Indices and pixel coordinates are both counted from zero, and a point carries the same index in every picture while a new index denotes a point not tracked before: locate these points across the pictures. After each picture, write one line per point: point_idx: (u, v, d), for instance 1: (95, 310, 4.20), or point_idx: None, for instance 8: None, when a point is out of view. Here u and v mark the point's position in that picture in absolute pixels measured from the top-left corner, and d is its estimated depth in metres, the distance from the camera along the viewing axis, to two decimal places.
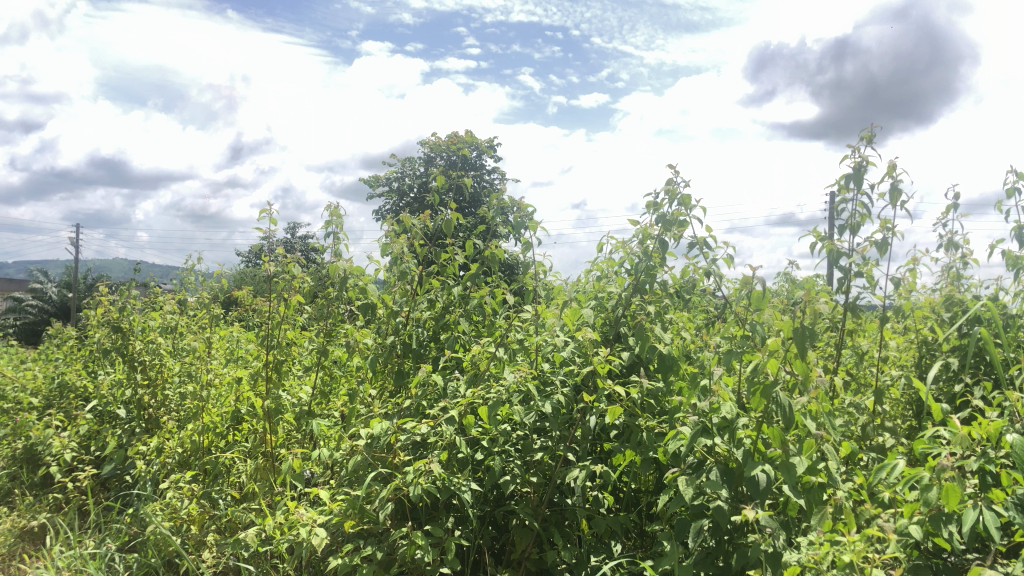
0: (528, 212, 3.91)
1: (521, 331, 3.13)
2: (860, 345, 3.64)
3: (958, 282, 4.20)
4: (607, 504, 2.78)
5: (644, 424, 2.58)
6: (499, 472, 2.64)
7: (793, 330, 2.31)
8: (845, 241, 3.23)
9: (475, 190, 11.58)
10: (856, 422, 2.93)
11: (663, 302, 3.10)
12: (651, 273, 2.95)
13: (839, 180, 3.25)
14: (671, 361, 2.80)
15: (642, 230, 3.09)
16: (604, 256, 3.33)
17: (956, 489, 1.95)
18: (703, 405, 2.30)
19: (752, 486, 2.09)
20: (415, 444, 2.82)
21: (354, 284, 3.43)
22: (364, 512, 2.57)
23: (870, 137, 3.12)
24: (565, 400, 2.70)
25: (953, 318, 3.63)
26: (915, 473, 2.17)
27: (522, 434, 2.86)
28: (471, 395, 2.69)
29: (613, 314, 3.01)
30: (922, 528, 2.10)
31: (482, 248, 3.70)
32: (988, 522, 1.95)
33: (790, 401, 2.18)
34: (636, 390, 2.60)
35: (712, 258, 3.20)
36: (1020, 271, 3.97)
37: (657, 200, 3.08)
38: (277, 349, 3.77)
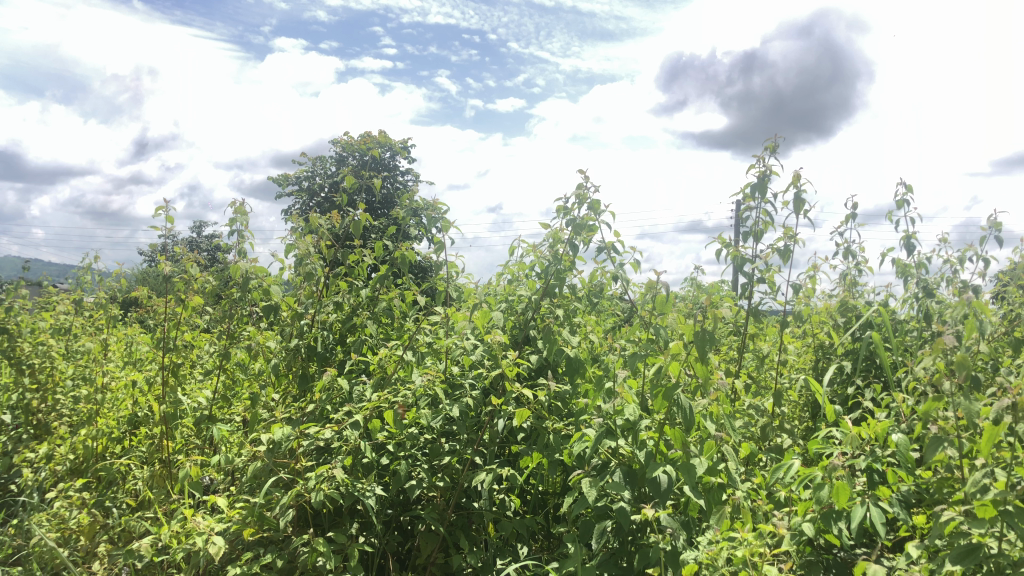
0: (441, 213, 3.89)
1: (430, 334, 3.10)
2: (760, 349, 3.76)
3: (853, 288, 4.39)
4: (513, 507, 2.79)
5: (551, 427, 2.60)
6: (405, 477, 2.62)
7: (694, 334, 2.37)
8: (748, 248, 3.32)
9: (388, 192, 11.46)
10: (756, 424, 3.02)
11: (572, 306, 3.13)
12: (561, 277, 2.97)
13: (743, 188, 3.34)
14: (577, 364, 2.82)
15: (552, 234, 3.11)
16: (514, 259, 3.34)
17: (845, 486, 2.03)
18: (608, 407, 2.33)
19: (654, 487, 2.13)
20: (319, 449, 2.77)
21: (257, 284, 3.34)
22: (264, 520, 2.50)
23: (773, 147, 3.22)
24: (473, 404, 2.70)
25: (847, 323, 3.79)
26: (809, 472, 2.25)
27: (430, 438, 2.84)
28: (377, 399, 2.65)
29: (522, 317, 3.02)
30: (814, 525, 2.18)
31: (392, 250, 3.66)
32: (874, 518, 2.04)
33: (690, 403, 2.23)
34: (543, 393, 2.62)
35: (620, 263, 3.26)
36: (909, 278, 4.18)
37: (566, 205, 3.11)
38: (176, 351, 3.64)
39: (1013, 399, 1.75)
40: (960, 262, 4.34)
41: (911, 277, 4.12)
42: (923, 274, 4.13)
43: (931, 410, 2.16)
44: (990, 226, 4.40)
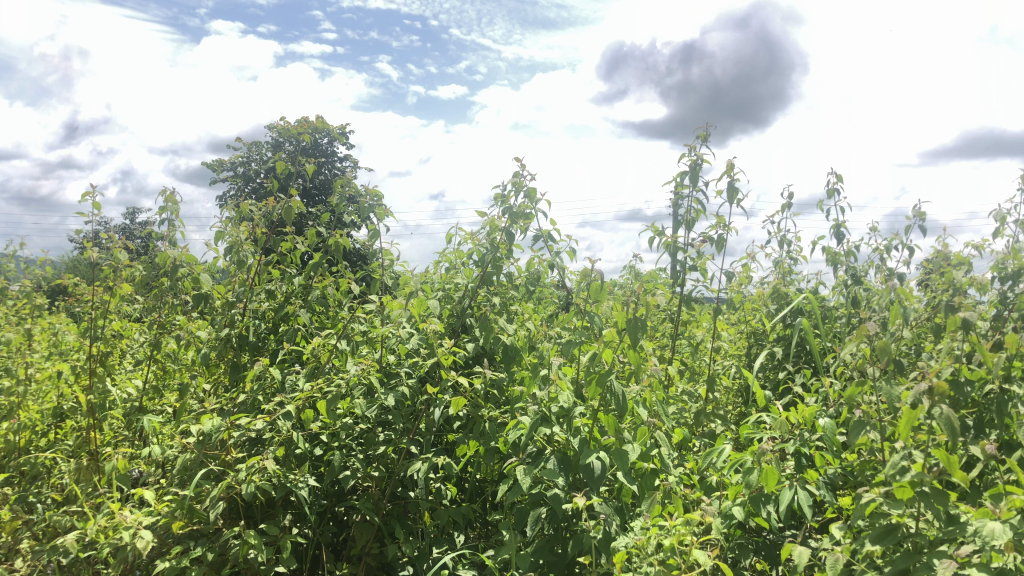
0: (377, 200, 3.84)
1: (365, 323, 3.06)
2: (695, 336, 3.81)
3: (785, 276, 4.48)
4: (450, 496, 2.78)
5: (487, 415, 2.59)
6: (339, 468, 2.58)
7: (627, 321, 2.38)
8: (682, 236, 3.36)
9: (324, 178, 11.29)
10: (689, 410, 3.05)
11: (509, 293, 3.12)
12: (498, 264, 2.95)
13: (677, 176, 3.37)
14: (513, 352, 2.82)
15: (488, 222, 3.09)
16: (451, 247, 3.31)
17: (774, 470, 2.08)
18: (543, 395, 2.33)
19: (588, 473, 2.14)
20: (251, 440, 2.71)
21: (186, 272, 3.24)
22: (193, 513, 2.44)
23: (706, 135, 3.25)
24: (408, 393, 2.68)
25: (779, 309, 3.87)
26: (739, 456, 2.30)
27: (365, 428, 2.80)
28: (310, 389, 2.60)
29: (459, 305, 3.00)
30: (744, 508, 2.22)
31: (327, 237, 3.59)
32: (802, 500, 2.09)
33: (624, 390, 2.25)
34: (479, 381, 2.60)
35: (557, 250, 3.26)
36: (838, 266, 4.28)
37: (503, 193, 3.10)
38: (102, 341, 3.52)
39: (931, 383, 1.80)
40: (887, 250, 4.47)
41: (840, 265, 4.22)
42: (852, 262, 4.24)
43: (856, 394, 2.21)
44: (915, 216, 4.53)
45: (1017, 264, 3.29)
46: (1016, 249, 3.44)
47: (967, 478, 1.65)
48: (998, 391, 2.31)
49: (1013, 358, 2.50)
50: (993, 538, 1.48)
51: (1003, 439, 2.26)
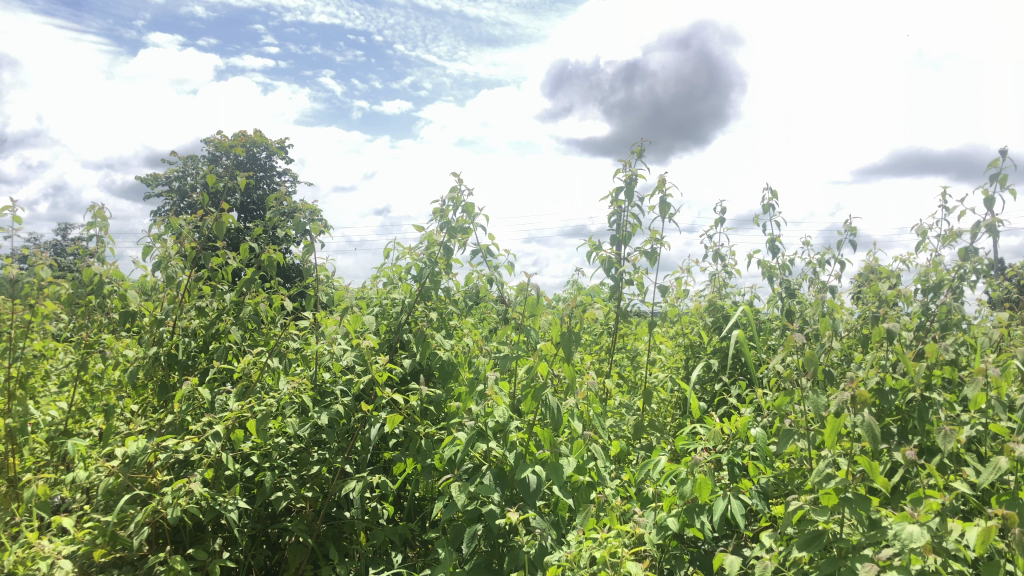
0: (312, 215, 3.79)
1: (298, 340, 3.02)
2: (633, 349, 3.85)
3: (721, 289, 4.56)
4: (386, 514, 2.74)
5: (423, 431, 2.57)
6: (271, 488, 2.53)
7: (561, 335, 2.39)
8: (617, 251, 3.40)
9: (261, 193, 11.13)
10: (626, 422, 3.08)
11: (446, 308, 3.10)
12: (435, 279, 2.93)
13: (612, 192, 3.41)
14: (450, 368, 2.80)
15: (425, 237, 3.08)
16: (389, 263, 3.28)
17: (707, 481, 2.11)
18: (478, 409, 2.33)
19: (523, 488, 2.14)
20: (180, 462, 2.64)
21: (112, 290, 3.15)
22: (118, 538, 2.36)
23: (640, 151, 3.30)
24: (343, 411, 2.64)
25: (715, 322, 3.93)
26: (674, 468, 2.33)
27: (298, 447, 2.75)
28: (240, 408, 2.55)
29: (395, 320, 2.97)
30: (679, 520, 2.24)
31: (260, 252, 3.53)
32: (735, 511, 2.12)
33: (558, 404, 2.25)
34: (414, 397, 2.58)
35: (494, 265, 3.26)
36: (772, 279, 4.37)
37: (440, 208, 3.09)
38: (25, 362, 3.38)
39: (852, 394, 1.85)
40: (819, 263, 4.58)
41: (775, 278, 4.31)
42: (785, 275, 4.33)
43: (784, 405, 2.25)
44: (846, 230, 4.65)
45: (939, 276, 3.41)
46: (938, 262, 3.56)
47: (888, 485, 1.69)
48: (920, 399, 2.38)
49: (935, 366, 2.58)
50: (912, 542, 1.52)
51: (926, 446, 2.33)
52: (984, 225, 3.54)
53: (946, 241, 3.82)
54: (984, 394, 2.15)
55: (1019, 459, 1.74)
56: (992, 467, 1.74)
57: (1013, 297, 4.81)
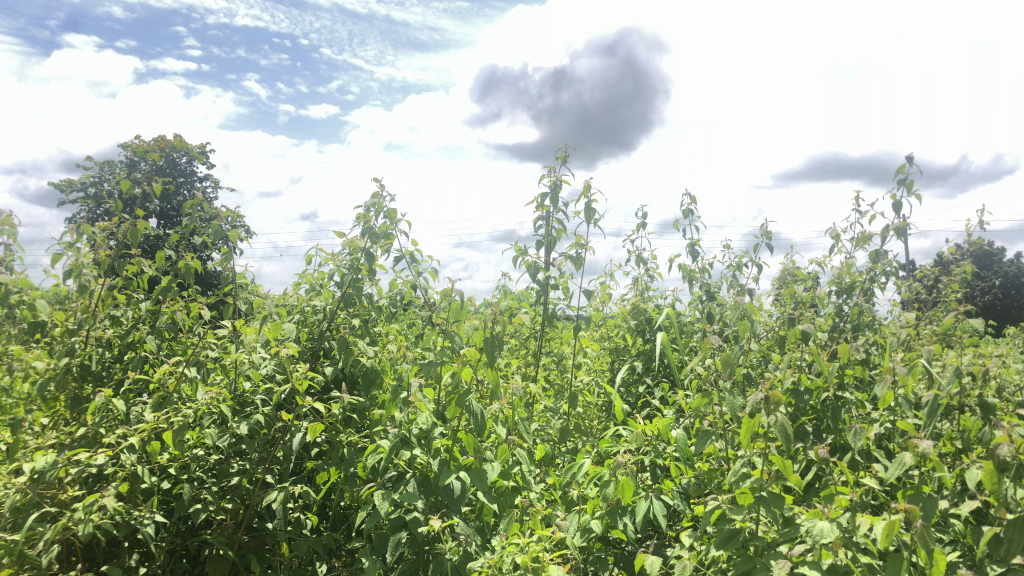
0: (231, 221, 3.71)
1: (216, 349, 2.94)
2: (559, 353, 3.88)
3: (645, 293, 4.63)
4: (310, 525, 2.69)
5: (346, 440, 2.54)
6: (189, 502, 2.46)
7: (485, 339, 2.38)
8: (542, 255, 3.42)
9: (178, 199, 10.84)
10: (552, 426, 3.09)
11: (370, 315, 3.06)
12: (358, 286, 2.89)
13: (537, 197, 3.43)
14: (373, 376, 2.77)
15: (348, 243, 3.04)
16: (311, 269, 3.23)
17: (629, 482, 2.14)
18: (401, 417, 2.31)
19: (447, 494, 2.13)
20: (92, 477, 2.54)
21: (20, 298, 3.02)
22: (24, 558, 2.25)
23: (563, 157, 3.32)
24: (263, 421, 2.59)
25: (639, 325, 3.99)
26: (597, 471, 2.35)
27: (218, 459, 2.69)
28: (156, 419, 2.47)
29: (317, 328, 2.92)
30: (603, 522, 2.26)
31: (177, 259, 3.44)
32: (657, 511, 2.16)
33: (482, 409, 2.25)
34: (337, 405, 2.55)
35: (419, 271, 3.24)
36: (694, 282, 4.46)
37: (363, 214, 3.06)
38: None
39: (767, 393, 1.90)
40: (738, 267, 4.69)
41: (695, 282, 4.40)
42: (706, 278, 4.42)
43: (703, 406, 2.30)
44: (764, 235, 4.78)
45: (852, 278, 3.53)
46: (850, 264, 3.69)
47: (802, 481, 1.75)
48: (833, 398, 2.46)
49: (846, 365, 2.67)
50: (823, 536, 1.57)
51: (839, 443, 2.41)
52: (893, 229, 3.68)
53: (857, 244, 3.96)
54: (892, 392, 2.24)
55: (923, 453, 1.82)
56: (898, 462, 1.82)
57: (919, 298, 5.02)
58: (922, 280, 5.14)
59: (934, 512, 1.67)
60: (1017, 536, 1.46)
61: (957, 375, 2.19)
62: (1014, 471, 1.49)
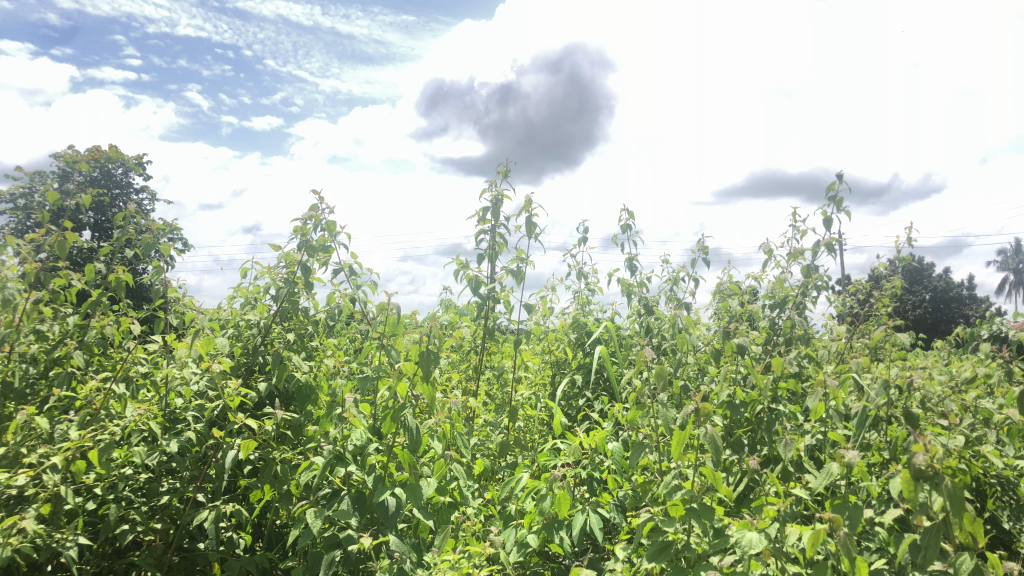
0: (164, 234, 3.62)
1: (146, 365, 2.86)
2: (500, 367, 3.88)
3: (585, 307, 4.67)
4: (243, 544, 2.63)
5: (280, 457, 2.49)
6: (115, 522, 2.39)
7: (420, 354, 2.34)
8: (481, 269, 3.42)
9: (112, 211, 10.57)
10: (492, 440, 3.09)
11: (306, 330, 3.02)
12: (293, 300, 2.85)
13: (477, 211, 3.43)
14: (308, 391, 2.72)
15: (283, 257, 2.99)
16: (246, 283, 3.17)
17: (566, 495, 2.15)
18: (335, 433, 2.28)
19: (382, 511, 2.11)
20: (12, 498, 2.44)
21: None
22: None
23: (503, 171, 3.33)
24: (195, 438, 2.53)
25: (579, 338, 4.02)
26: (535, 484, 2.36)
27: (147, 478, 2.61)
28: (81, 437, 2.39)
29: (252, 343, 2.87)
30: (539, 536, 2.26)
31: (106, 272, 3.34)
32: (593, 524, 2.17)
33: (417, 424, 2.23)
34: (270, 422, 2.50)
35: (357, 284, 3.21)
36: (633, 296, 4.50)
37: (300, 227, 3.02)
38: None
39: (699, 405, 1.92)
40: (677, 281, 4.76)
41: (634, 296, 4.45)
42: (645, 292, 4.47)
43: (638, 418, 2.33)
44: (701, 249, 4.86)
45: (785, 292, 3.61)
46: (784, 279, 3.77)
47: (732, 492, 1.77)
48: (766, 411, 2.51)
49: (779, 378, 2.73)
50: (751, 547, 1.59)
51: (771, 454, 2.45)
52: (824, 245, 3.78)
53: (790, 259, 4.05)
54: (823, 404, 2.29)
55: (848, 464, 1.86)
56: (825, 471, 1.86)
57: (852, 312, 5.15)
58: (854, 293, 5.28)
59: (859, 520, 1.71)
60: (933, 544, 1.50)
61: (884, 386, 2.25)
62: (930, 479, 1.54)
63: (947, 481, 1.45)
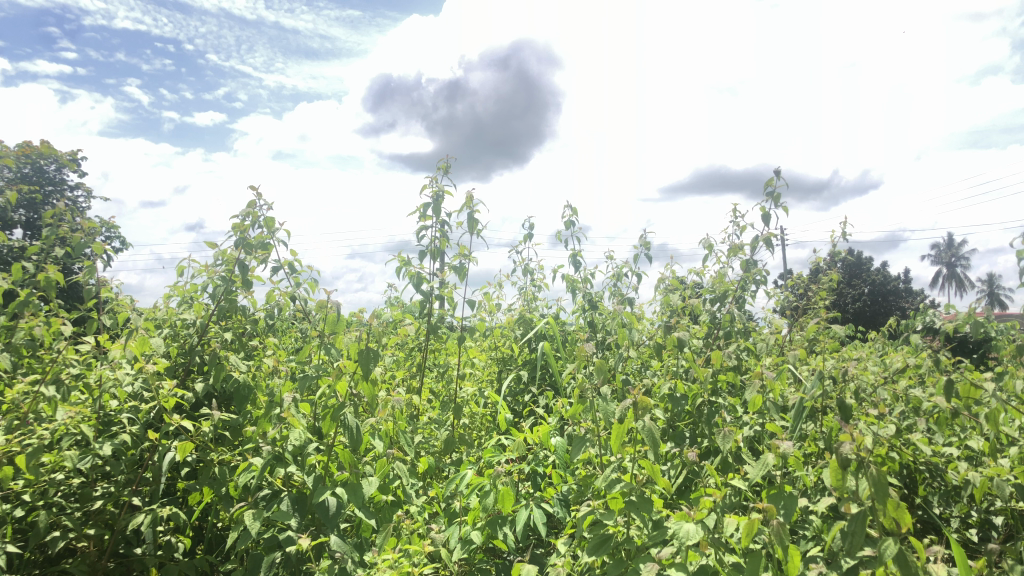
0: (96, 232, 3.51)
1: (77, 367, 2.78)
2: (445, 365, 3.86)
3: (530, 302, 4.68)
4: (181, 548, 2.57)
5: (218, 459, 2.44)
6: (45, 529, 2.31)
7: (360, 352, 2.32)
8: (424, 266, 3.39)
9: (44, 208, 10.24)
10: (436, 438, 3.07)
11: (245, 328, 2.96)
12: (231, 298, 2.79)
13: (419, 208, 3.40)
14: (247, 391, 2.67)
15: (221, 254, 2.93)
16: (182, 282, 3.09)
17: (509, 492, 2.15)
18: (274, 434, 2.24)
19: (322, 512, 2.08)
20: None
21: None
22: None
23: (445, 167, 3.31)
24: (128, 441, 2.46)
25: (525, 334, 4.03)
26: (478, 481, 2.35)
27: (79, 483, 2.53)
28: (7, 443, 2.31)
29: (188, 343, 2.80)
30: (483, 533, 2.25)
31: (34, 272, 3.22)
32: (536, 519, 2.17)
33: (358, 423, 2.20)
34: (207, 424, 2.45)
35: (297, 282, 3.16)
36: (577, 292, 4.53)
37: (237, 223, 2.96)
38: None
39: (638, 399, 1.94)
40: (621, 276, 4.79)
41: (579, 291, 4.48)
42: (589, 288, 4.50)
43: (579, 413, 2.34)
44: (643, 245, 4.90)
45: (725, 287, 3.66)
46: (724, 274, 3.82)
47: (669, 484, 1.79)
48: (707, 404, 2.54)
49: (718, 371, 2.77)
50: (688, 538, 1.61)
51: (711, 446, 2.48)
52: (762, 240, 3.84)
53: (730, 254, 4.12)
54: (760, 396, 2.33)
55: (784, 454, 1.90)
56: (761, 462, 1.89)
57: (791, 305, 5.25)
58: (794, 287, 5.37)
59: (794, 510, 1.74)
60: (860, 530, 1.53)
61: (819, 378, 2.30)
62: (860, 467, 1.57)
63: (872, 468, 1.49)
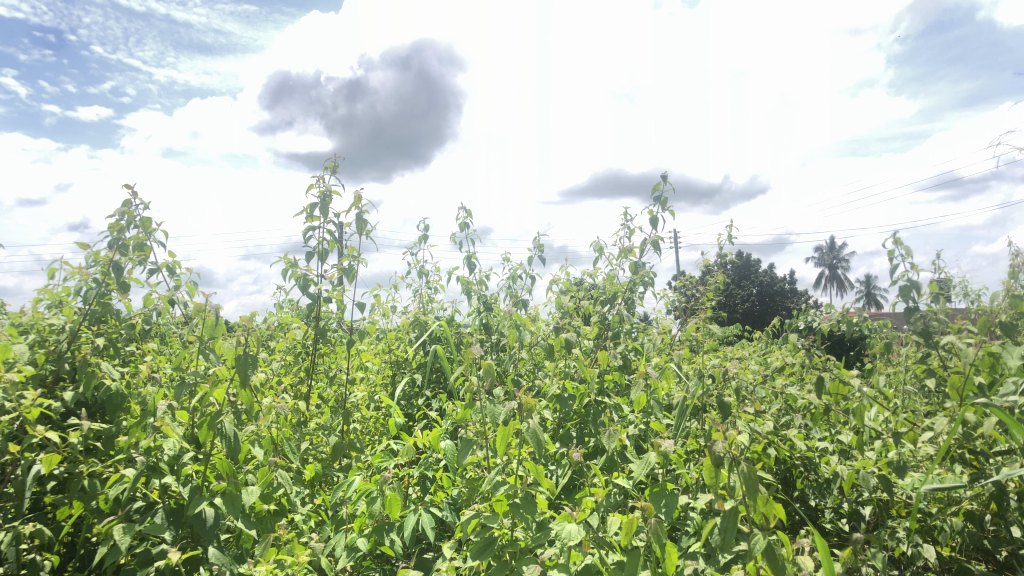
0: None
1: None
2: (336, 369, 3.78)
3: (424, 305, 4.64)
4: (47, 568, 2.42)
5: (87, 471, 2.31)
6: None
7: (237, 357, 2.23)
8: (311, 267, 3.31)
9: None
10: (324, 443, 3.00)
11: (120, 333, 2.81)
12: (104, 301, 2.66)
13: (306, 208, 3.32)
14: (120, 399, 2.53)
15: (93, 256, 2.78)
16: (51, 284, 2.91)
17: (396, 496, 2.11)
18: (147, 443, 2.13)
19: (197, 524, 2.00)
20: None
21: None
22: None
23: (332, 166, 3.24)
24: None
25: (418, 336, 3.99)
26: (365, 487, 2.30)
27: None
28: None
29: (56, 349, 2.64)
30: (369, 540, 2.21)
31: None
32: (425, 524, 2.15)
33: (236, 431, 2.13)
34: (75, 434, 2.31)
35: (177, 284, 3.02)
36: (471, 294, 4.51)
37: (112, 223, 2.81)
38: None
39: (524, 400, 1.93)
40: (515, 278, 4.81)
41: (473, 294, 4.46)
42: (483, 290, 4.49)
43: (467, 416, 2.33)
44: (537, 247, 4.94)
45: (615, 288, 3.72)
46: (613, 275, 3.89)
47: (553, 485, 1.79)
48: (595, 404, 2.57)
49: (607, 372, 2.80)
50: (570, 539, 1.62)
51: (598, 446, 2.51)
52: (650, 242, 3.92)
53: (621, 256, 4.19)
54: (644, 395, 2.37)
55: (665, 453, 1.93)
56: (644, 460, 1.92)
57: (679, 306, 5.38)
58: (682, 288, 5.52)
59: (673, 507, 1.78)
60: (733, 526, 1.58)
61: (700, 378, 2.36)
62: (734, 464, 1.61)
63: (744, 465, 1.53)
